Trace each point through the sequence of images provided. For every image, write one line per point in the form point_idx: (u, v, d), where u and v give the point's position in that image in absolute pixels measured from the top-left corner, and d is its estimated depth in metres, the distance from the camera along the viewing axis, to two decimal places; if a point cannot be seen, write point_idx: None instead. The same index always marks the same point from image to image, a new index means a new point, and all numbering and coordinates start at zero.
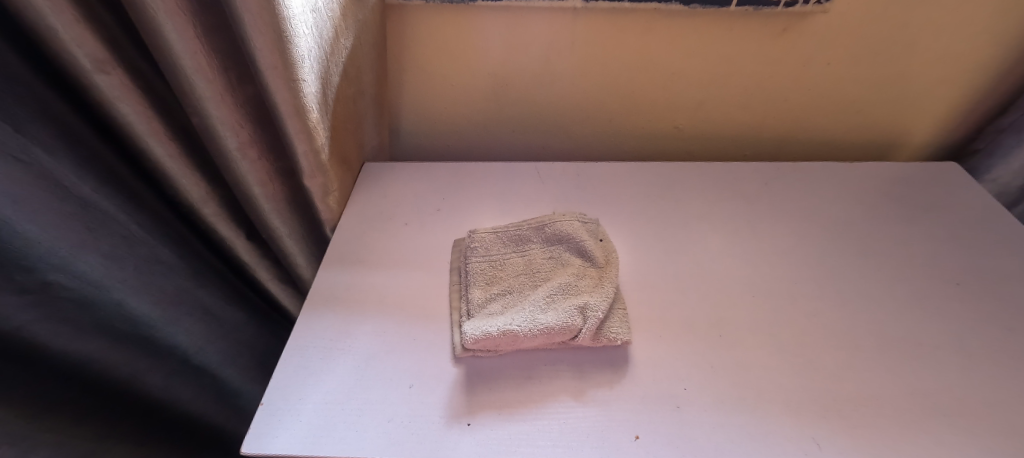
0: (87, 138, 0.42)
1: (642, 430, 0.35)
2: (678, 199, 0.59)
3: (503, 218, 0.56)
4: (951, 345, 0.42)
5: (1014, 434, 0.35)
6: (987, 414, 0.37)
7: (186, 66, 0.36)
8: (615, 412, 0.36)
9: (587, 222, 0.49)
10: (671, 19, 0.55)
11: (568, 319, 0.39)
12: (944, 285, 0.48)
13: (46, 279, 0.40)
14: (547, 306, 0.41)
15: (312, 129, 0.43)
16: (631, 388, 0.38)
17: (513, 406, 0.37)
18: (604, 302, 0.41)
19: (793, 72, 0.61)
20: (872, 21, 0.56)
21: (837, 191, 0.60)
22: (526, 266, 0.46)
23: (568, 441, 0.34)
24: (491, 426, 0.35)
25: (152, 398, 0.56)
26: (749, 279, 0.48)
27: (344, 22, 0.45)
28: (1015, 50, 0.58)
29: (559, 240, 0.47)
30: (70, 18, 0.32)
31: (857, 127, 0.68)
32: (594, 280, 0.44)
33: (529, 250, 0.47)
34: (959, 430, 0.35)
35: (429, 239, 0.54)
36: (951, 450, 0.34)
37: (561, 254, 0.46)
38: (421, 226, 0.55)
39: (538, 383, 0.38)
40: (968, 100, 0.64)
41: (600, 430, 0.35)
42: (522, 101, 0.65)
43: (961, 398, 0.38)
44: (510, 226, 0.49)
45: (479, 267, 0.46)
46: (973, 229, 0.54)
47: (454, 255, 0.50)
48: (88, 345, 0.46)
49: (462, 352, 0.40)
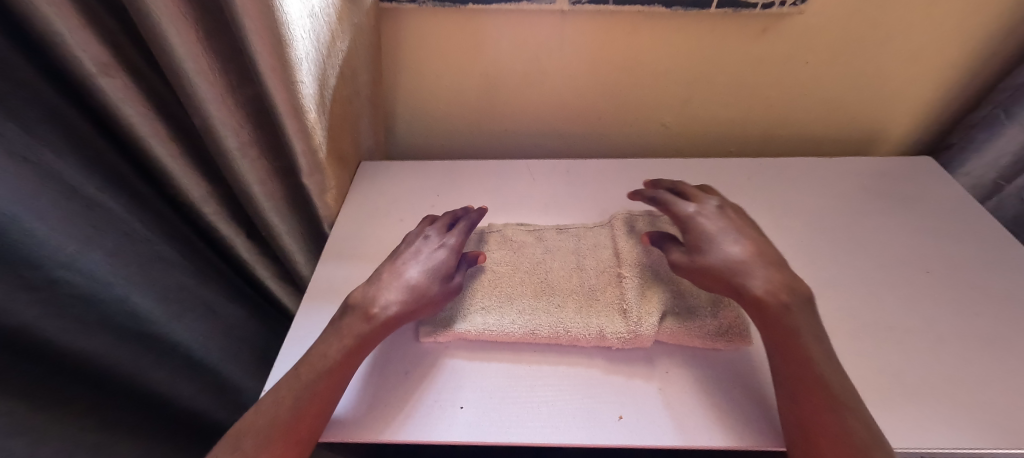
0: (91, 138, 0.43)
1: (624, 411, 0.37)
2: None
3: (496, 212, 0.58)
4: (922, 329, 0.44)
5: (977, 410, 0.37)
6: (952, 393, 0.39)
7: (189, 69, 0.37)
8: (600, 394, 0.38)
9: (599, 226, 0.53)
10: (655, 21, 0.58)
11: (528, 325, 0.42)
12: (917, 273, 0.50)
13: (54, 276, 0.42)
14: (526, 299, 0.45)
15: (309, 128, 0.45)
16: (616, 372, 0.40)
17: (505, 390, 0.39)
18: (579, 323, 0.42)
19: (775, 71, 0.63)
20: (847, 22, 0.58)
21: (818, 185, 0.62)
22: (524, 259, 0.49)
23: (555, 421, 0.36)
24: (484, 408, 0.37)
25: (155, 394, 0.57)
26: None
27: (339, 25, 0.47)
28: (986, 48, 0.61)
29: (555, 242, 0.51)
30: (76, 23, 0.34)
31: (838, 123, 0.70)
32: (611, 277, 0.46)
33: (523, 255, 0.50)
34: (925, 407, 0.38)
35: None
36: (916, 425, 0.36)
37: (559, 251, 0.50)
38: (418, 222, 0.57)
39: (528, 368, 0.41)
40: (944, 96, 0.66)
41: (585, 410, 0.37)
42: (514, 101, 0.67)
43: (929, 379, 0.40)
44: (511, 226, 0.53)
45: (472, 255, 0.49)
46: (947, 219, 0.57)
47: None
48: (94, 341, 0.48)
49: (426, 337, 0.42)
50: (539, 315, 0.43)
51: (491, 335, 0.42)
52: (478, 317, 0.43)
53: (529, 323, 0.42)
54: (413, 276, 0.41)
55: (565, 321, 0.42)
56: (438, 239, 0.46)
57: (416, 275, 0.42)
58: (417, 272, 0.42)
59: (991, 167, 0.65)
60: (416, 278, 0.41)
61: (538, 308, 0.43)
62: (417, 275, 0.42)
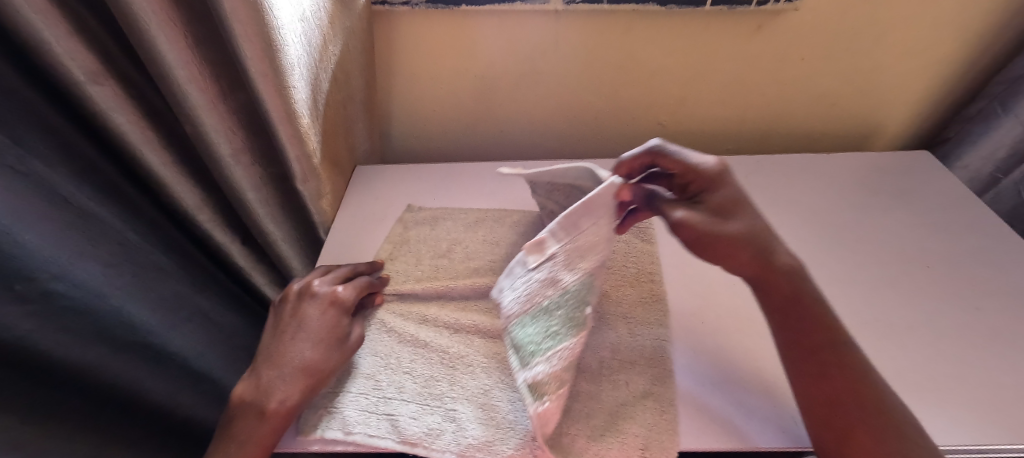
0: (81, 146, 0.43)
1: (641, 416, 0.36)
2: None
3: (493, 214, 0.57)
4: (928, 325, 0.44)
5: (988, 407, 0.37)
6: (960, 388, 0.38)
7: (179, 76, 0.37)
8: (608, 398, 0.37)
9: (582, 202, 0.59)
10: (650, 20, 0.57)
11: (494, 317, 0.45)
12: (917, 269, 0.50)
13: (46, 289, 0.40)
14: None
15: (303, 134, 0.44)
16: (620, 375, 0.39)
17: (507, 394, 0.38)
18: None
19: (770, 68, 0.63)
20: (841, 18, 0.58)
21: (815, 181, 0.62)
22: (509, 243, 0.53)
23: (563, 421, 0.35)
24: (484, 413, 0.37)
25: (152, 404, 0.57)
26: None
27: (331, 29, 0.47)
28: (979, 42, 0.61)
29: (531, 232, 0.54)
30: (62, 31, 0.33)
31: (836, 119, 0.70)
32: None
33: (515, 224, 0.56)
34: (934, 403, 0.37)
35: (410, 235, 0.55)
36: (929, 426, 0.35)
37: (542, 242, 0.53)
38: (414, 226, 0.56)
39: None
40: (939, 91, 0.67)
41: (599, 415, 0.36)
42: (509, 102, 0.66)
43: (935, 374, 0.40)
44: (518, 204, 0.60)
45: (442, 241, 0.54)
46: (943, 212, 0.57)
47: (434, 224, 0.56)
48: (90, 353, 0.47)
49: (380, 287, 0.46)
50: (530, 411, 0.37)
51: (460, 452, 0.34)
52: (431, 416, 0.36)
53: (522, 441, 0.35)
54: (306, 355, 0.37)
55: (574, 410, 0.36)
56: (343, 271, 0.45)
57: (312, 352, 0.38)
58: (329, 321, 0.40)
59: (990, 159, 0.64)
60: (308, 356, 0.37)
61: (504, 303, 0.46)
62: (310, 352, 0.38)
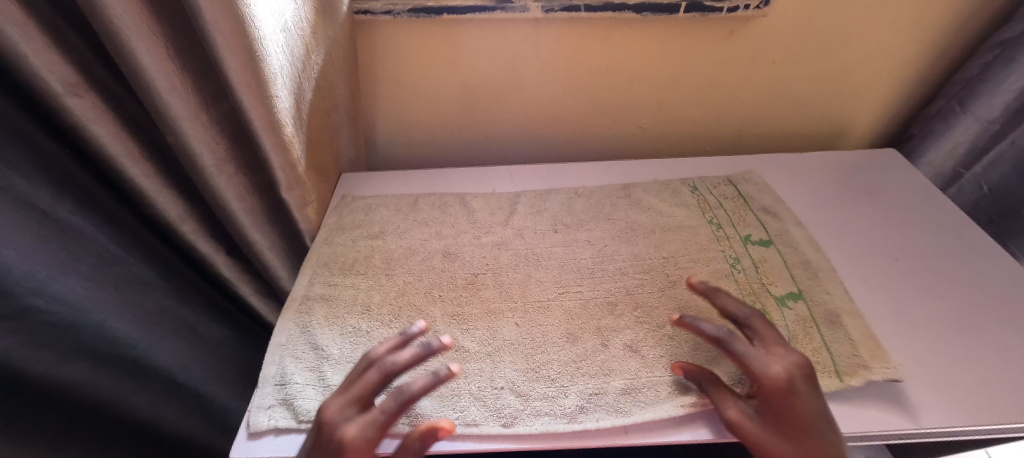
0: (60, 158, 0.42)
1: (611, 381, 0.38)
2: (626, 183, 0.63)
3: (451, 200, 0.60)
4: (913, 307, 0.46)
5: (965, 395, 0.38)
6: (935, 369, 0.40)
7: (161, 87, 0.37)
8: (579, 363, 0.40)
9: (563, 199, 0.61)
10: (626, 27, 0.59)
11: (461, 293, 0.47)
12: (886, 260, 0.52)
13: (27, 305, 0.40)
14: (454, 335, 0.43)
15: (287, 142, 0.44)
16: (582, 343, 0.41)
17: (475, 366, 0.40)
18: (500, 301, 0.46)
19: (744, 72, 0.65)
20: (807, 23, 0.61)
21: (782, 176, 0.65)
22: (491, 242, 0.54)
23: (540, 393, 0.38)
24: (458, 386, 0.38)
25: (135, 421, 0.55)
26: (703, 246, 0.52)
27: (313, 38, 0.48)
28: (934, 46, 0.64)
29: (483, 213, 0.58)
30: (39, 44, 0.33)
31: (807, 118, 0.72)
32: (570, 247, 0.53)
33: (498, 231, 0.56)
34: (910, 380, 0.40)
35: (373, 224, 0.57)
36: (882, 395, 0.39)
37: (497, 224, 0.57)
38: (378, 217, 0.58)
39: (495, 349, 0.41)
40: (903, 92, 0.70)
41: (569, 382, 0.38)
42: (492, 108, 0.67)
43: (918, 355, 0.42)
44: (495, 197, 0.61)
45: (402, 226, 0.56)
46: (900, 202, 0.61)
47: (403, 215, 0.58)
48: (67, 370, 0.46)
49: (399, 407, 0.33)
50: (469, 378, 0.39)
51: (411, 423, 0.36)
52: (378, 397, 0.38)
53: (465, 405, 0.37)
54: None
55: (506, 370, 0.39)
56: (376, 376, 0.35)
57: None
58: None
59: (953, 154, 0.67)
60: None
61: (469, 289, 0.48)
62: None
